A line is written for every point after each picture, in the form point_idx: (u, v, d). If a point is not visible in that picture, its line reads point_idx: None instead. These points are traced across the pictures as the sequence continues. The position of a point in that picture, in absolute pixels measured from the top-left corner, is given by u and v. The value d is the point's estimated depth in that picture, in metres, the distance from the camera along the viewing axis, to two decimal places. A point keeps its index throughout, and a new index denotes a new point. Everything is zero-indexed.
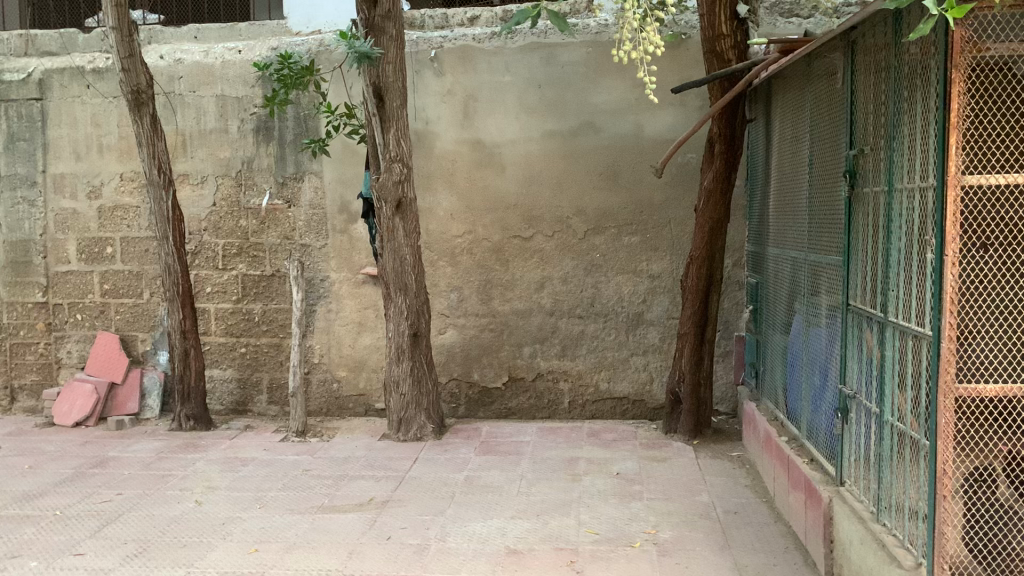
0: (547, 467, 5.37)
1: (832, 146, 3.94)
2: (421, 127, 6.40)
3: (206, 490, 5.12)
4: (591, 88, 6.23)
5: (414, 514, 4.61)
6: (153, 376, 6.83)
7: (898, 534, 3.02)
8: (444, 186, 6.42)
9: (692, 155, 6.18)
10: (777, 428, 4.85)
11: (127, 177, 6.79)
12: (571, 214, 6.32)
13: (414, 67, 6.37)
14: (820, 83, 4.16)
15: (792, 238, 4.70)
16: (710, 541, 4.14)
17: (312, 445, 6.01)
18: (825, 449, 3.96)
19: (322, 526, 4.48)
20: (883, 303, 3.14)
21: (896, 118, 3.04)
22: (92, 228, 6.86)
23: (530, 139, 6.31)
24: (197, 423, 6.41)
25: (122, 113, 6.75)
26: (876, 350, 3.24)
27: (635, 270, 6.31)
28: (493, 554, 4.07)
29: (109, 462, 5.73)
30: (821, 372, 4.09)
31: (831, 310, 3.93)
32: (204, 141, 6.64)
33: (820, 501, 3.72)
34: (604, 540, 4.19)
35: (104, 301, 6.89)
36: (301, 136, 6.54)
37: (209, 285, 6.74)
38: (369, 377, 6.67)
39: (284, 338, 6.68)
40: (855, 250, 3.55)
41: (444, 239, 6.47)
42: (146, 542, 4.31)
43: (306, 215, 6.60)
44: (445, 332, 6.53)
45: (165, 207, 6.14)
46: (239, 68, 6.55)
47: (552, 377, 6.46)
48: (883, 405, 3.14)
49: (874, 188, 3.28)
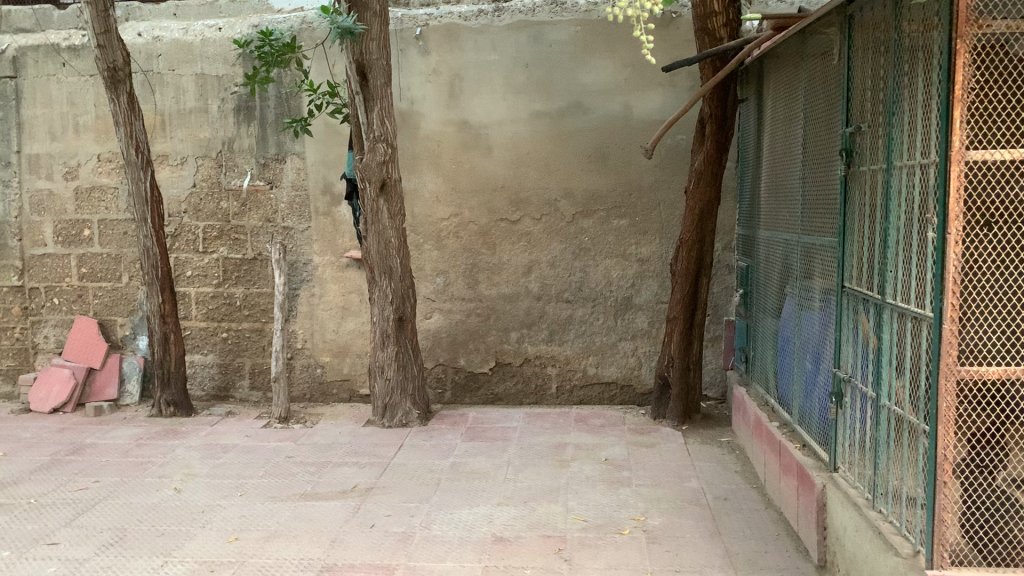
0: (534, 453, 5.29)
1: (828, 125, 3.83)
2: (406, 107, 6.27)
3: (185, 477, 5.00)
4: (579, 67, 6.10)
5: (398, 502, 4.51)
6: (132, 361, 6.69)
7: (894, 521, 2.95)
8: (430, 167, 6.29)
9: (682, 137, 6.08)
10: (768, 413, 4.78)
11: (104, 158, 6.63)
12: (559, 196, 6.21)
13: (398, 46, 6.22)
14: (814, 61, 4.08)
15: (785, 220, 4.62)
16: (700, 528, 4.06)
17: (294, 432, 5.89)
18: (817, 435, 3.90)
19: (304, 514, 4.37)
20: (880, 285, 3.05)
21: (895, 95, 2.95)
22: (68, 210, 6.69)
23: (517, 120, 6.19)
24: (178, 409, 6.29)
25: (98, 92, 6.57)
26: (873, 333, 3.17)
27: (623, 254, 6.22)
28: (480, 542, 3.97)
29: (86, 449, 5.60)
30: (814, 357, 4.03)
31: (825, 292, 3.85)
32: (184, 121, 6.48)
33: (813, 487, 3.65)
34: (592, 527, 4.11)
35: (82, 285, 6.73)
36: (282, 116, 6.39)
37: (189, 269, 6.60)
38: (353, 363, 6.56)
39: (266, 322, 6.55)
40: (850, 231, 3.47)
41: (430, 222, 6.34)
42: (122, 531, 4.20)
43: (288, 197, 6.46)
44: (431, 317, 6.42)
45: (144, 189, 5.98)
46: (220, 46, 6.39)
47: (539, 362, 6.38)
48: (880, 391, 3.07)
49: (871, 167, 3.19)
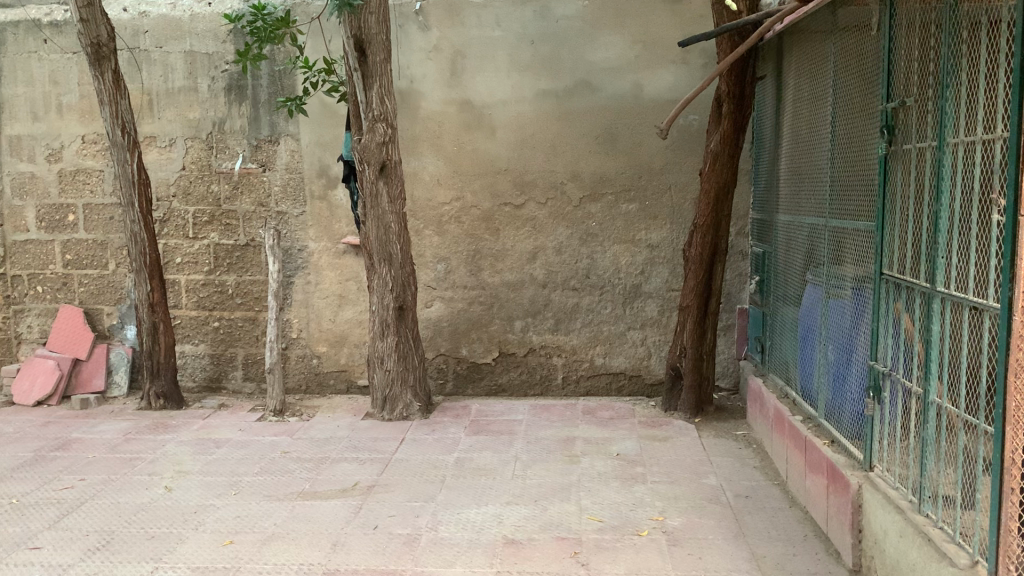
0: (542, 447, 5.06)
1: (864, 103, 3.58)
2: (405, 85, 5.99)
3: (176, 475, 4.75)
4: (587, 44, 5.84)
5: (402, 501, 4.28)
6: (120, 352, 6.43)
7: (946, 528, 2.75)
8: (430, 149, 6.02)
9: (695, 117, 5.83)
10: (789, 406, 4.55)
11: (89, 140, 6.33)
12: (565, 179, 5.96)
13: (397, 21, 5.94)
14: (848, 33, 3.82)
15: (810, 203, 4.37)
16: (721, 529, 3.84)
17: (290, 426, 5.64)
18: (850, 431, 3.69)
19: (303, 515, 4.13)
20: (930, 272, 2.82)
21: (948, 63, 2.69)
22: (52, 194, 6.40)
23: (521, 99, 5.92)
24: (168, 401, 6.02)
25: (82, 70, 6.27)
26: (921, 323, 2.95)
27: (633, 239, 5.98)
28: (490, 545, 3.74)
29: (71, 444, 5.34)
30: (844, 348, 3.81)
31: (859, 280, 3.62)
32: (172, 101, 6.19)
33: (846, 487, 3.45)
34: (609, 529, 3.89)
35: (67, 273, 6.45)
36: (276, 95, 6.12)
37: (179, 255, 6.32)
38: (350, 353, 6.31)
39: (259, 311, 6.29)
40: (891, 213, 3.23)
41: (430, 207, 6.08)
42: (110, 534, 3.95)
43: (282, 180, 6.18)
44: (431, 305, 6.17)
45: (130, 171, 5.69)
46: (210, 22, 6.09)
47: (545, 352, 6.14)
48: (928, 386, 2.86)
49: (919, 144, 2.96)
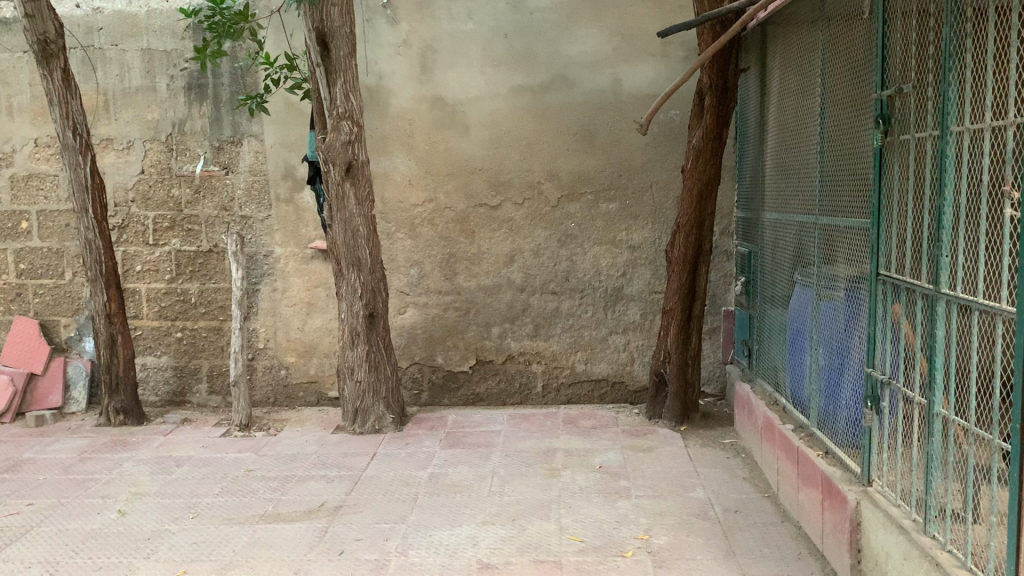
0: (520, 460, 4.81)
1: (855, 93, 3.37)
2: (373, 82, 5.71)
3: (131, 497, 4.46)
4: (563, 37, 5.60)
5: (371, 523, 4.01)
6: (78, 365, 6.12)
7: (956, 552, 2.51)
8: (401, 149, 5.75)
9: (676, 112, 5.61)
10: (778, 413, 4.32)
11: (42, 143, 6.02)
12: (542, 178, 5.71)
13: (364, 15, 5.66)
14: (837, 19, 3.60)
15: (799, 201, 4.14)
16: (710, 548, 3.60)
17: (256, 441, 5.36)
18: (846, 442, 3.46)
19: (264, 540, 3.86)
20: (933, 273, 2.60)
21: (950, 45, 2.47)
22: (3, 201, 6.09)
23: (495, 95, 5.67)
24: (128, 417, 5.72)
25: (33, 70, 5.95)
26: (923, 328, 2.72)
27: (613, 240, 5.75)
28: (464, 570, 3.49)
29: (22, 465, 5.03)
30: (837, 353, 3.59)
31: (852, 282, 3.40)
32: (129, 102, 5.89)
33: (843, 504, 3.22)
34: (591, 550, 3.64)
35: (21, 283, 6.13)
36: (237, 94, 5.84)
37: (139, 263, 6.02)
38: (320, 363, 6.03)
39: (224, 321, 6.01)
40: (888, 209, 3.02)
41: (402, 209, 5.81)
42: (53, 566, 3.66)
43: (245, 182, 5.90)
44: (404, 312, 5.90)
45: (83, 175, 5.38)
46: (167, 18, 5.80)
47: (523, 359, 5.90)
48: (932, 397, 2.62)
49: (919, 133, 2.73)
